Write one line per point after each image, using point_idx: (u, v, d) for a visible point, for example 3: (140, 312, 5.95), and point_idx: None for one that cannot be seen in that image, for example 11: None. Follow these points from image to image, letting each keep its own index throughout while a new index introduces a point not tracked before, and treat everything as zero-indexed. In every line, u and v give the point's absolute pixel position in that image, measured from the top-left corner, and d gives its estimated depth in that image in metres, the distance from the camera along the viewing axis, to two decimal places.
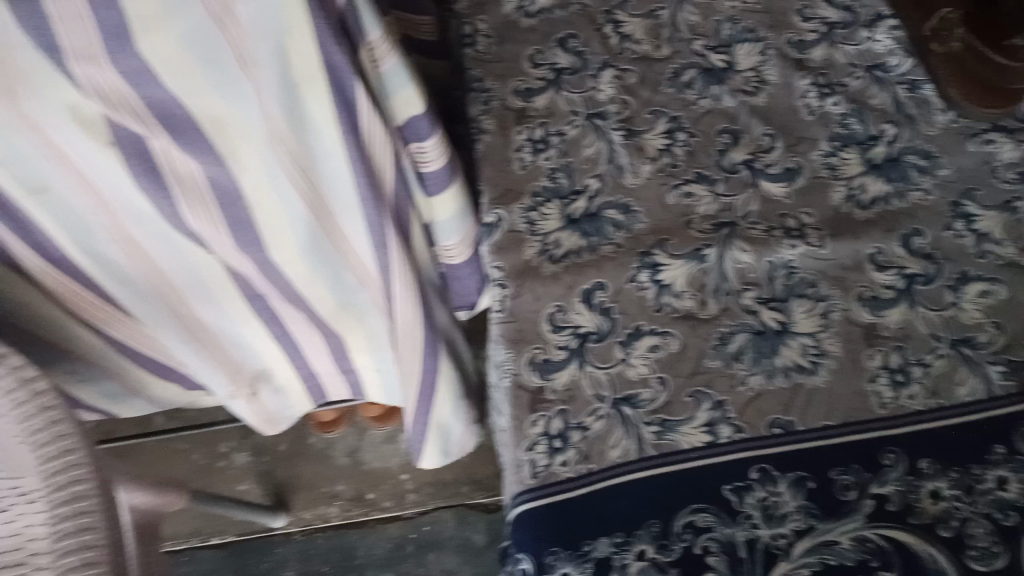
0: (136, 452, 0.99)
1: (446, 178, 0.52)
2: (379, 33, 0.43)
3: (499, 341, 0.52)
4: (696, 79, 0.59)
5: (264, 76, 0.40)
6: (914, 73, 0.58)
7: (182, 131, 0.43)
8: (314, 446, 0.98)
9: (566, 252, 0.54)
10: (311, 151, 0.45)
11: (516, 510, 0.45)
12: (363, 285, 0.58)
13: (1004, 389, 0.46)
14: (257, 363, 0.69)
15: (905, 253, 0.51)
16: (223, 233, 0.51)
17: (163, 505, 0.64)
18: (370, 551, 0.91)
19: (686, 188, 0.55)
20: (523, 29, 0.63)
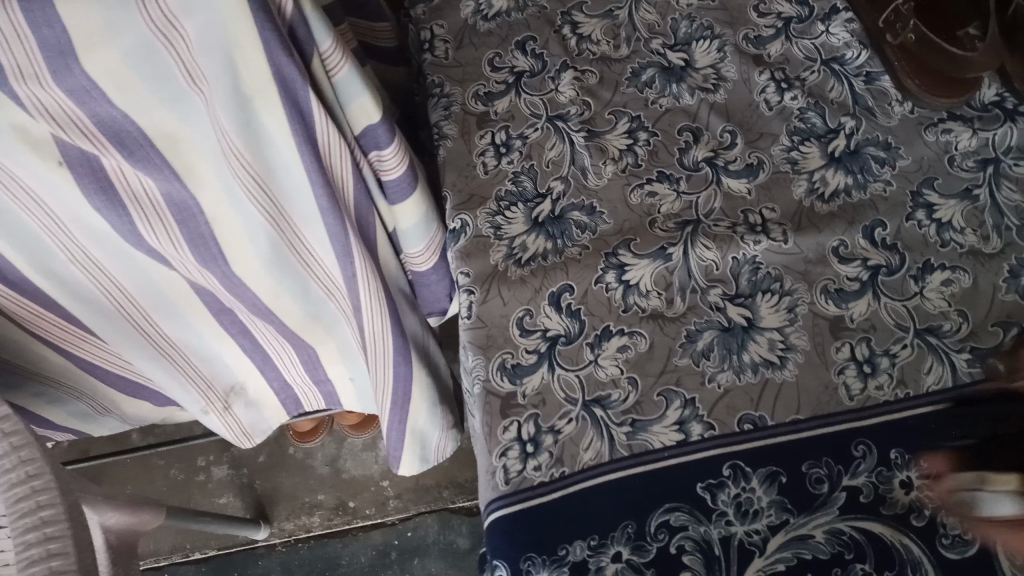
0: (115, 469, 1.00)
1: (409, 185, 0.51)
2: (330, 40, 0.41)
3: (467, 347, 0.51)
4: (655, 78, 0.59)
5: (214, 89, 0.38)
6: (870, 65, 0.58)
7: (134, 148, 0.43)
8: (293, 456, 0.99)
9: (533, 255, 0.53)
10: (267, 163, 0.43)
11: (490, 516, 0.44)
12: (330, 296, 0.57)
13: (971, 376, 0.46)
14: (228, 376, 0.69)
15: (868, 244, 0.51)
16: (183, 248, 0.50)
17: (140, 523, 0.64)
18: (353, 559, 0.93)
19: (650, 187, 0.54)
20: (482, 34, 0.63)
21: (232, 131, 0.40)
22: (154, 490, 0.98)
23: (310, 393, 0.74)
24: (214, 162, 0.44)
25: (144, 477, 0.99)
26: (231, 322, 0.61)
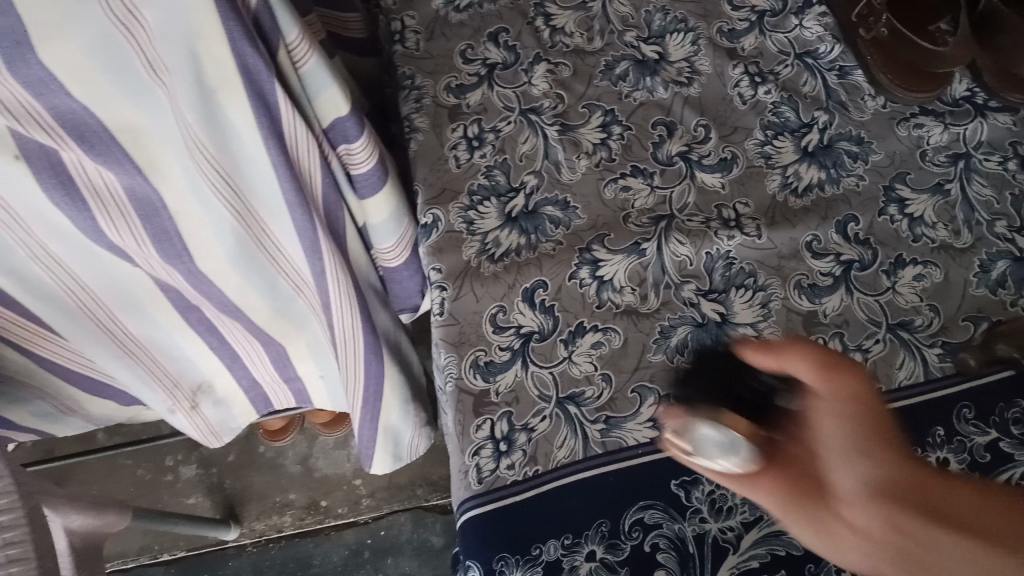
0: (80, 470, 0.98)
1: (379, 179, 0.49)
2: (297, 31, 0.40)
3: (439, 345, 0.49)
4: (629, 71, 0.58)
5: (176, 82, 0.37)
6: (844, 59, 0.58)
7: (93, 141, 0.41)
8: (264, 455, 0.98)
9: (506, 250, 0.52)
10: (233, 158, 0.42)
11: (462, 516, 0.43)
12: (299, 292, 0.56)
13: (942, 371, 0.46)
14: (195, 374, 0.67)
15: (841, 239, 0.51)
16: (146, 244, 0.49)
17: (106, 525, 0.62)
18: (326, 558, 0.93)
19: (623, 182, 0.54)
20: (453, 25, 0.62)
21: (196, 125, 0.39)
22: (120, 491, 0.96)
23: (279, 390, 0.73)
24: (178, 157, 0.43)
25: (110, 478, 0.97)
26: (199, 319, 0.60)
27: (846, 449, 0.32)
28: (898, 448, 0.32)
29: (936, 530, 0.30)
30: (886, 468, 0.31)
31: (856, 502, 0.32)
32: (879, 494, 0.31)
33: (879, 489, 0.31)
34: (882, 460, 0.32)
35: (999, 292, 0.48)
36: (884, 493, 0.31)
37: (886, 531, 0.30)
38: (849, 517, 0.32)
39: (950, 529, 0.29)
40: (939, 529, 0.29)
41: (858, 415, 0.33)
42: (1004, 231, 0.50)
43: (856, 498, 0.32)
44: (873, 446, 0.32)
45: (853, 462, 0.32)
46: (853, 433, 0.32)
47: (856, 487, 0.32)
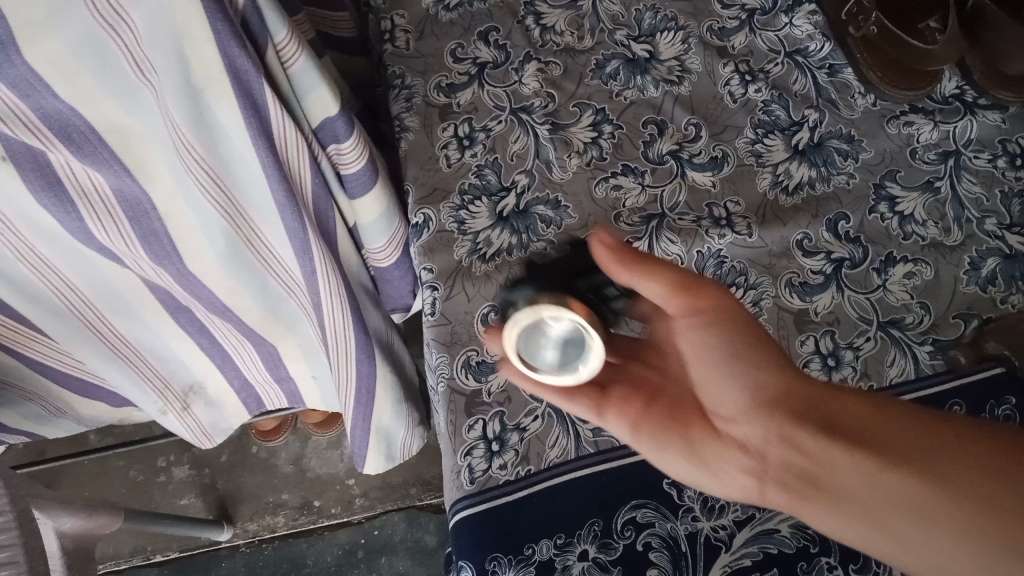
0: (71, 471, 0.97)
1: (369, 179, 0.49)
2: (285, 31, 0.39)
3: (431, 345, 0.49)
4: (620, 69, 0.58)
5: (163, 81, 0.37)
6: (834, 57, 0.58)
7: (81, 143, 0.40)
8: (257, 455, 0.97)
9: (497, 250, 0.52)
10: (222, 158, 0.42)
11: (454, 516, 0.43)
12: (290, 292, 0.55)
13: (933, 368, 0.46)
14: (186, 376, 0.67)
15: (832, 237, 0.51)
16: (135, 244, 0.48)
17: (97, 528, 0.62)
18: (320, 559, 0.93)
19: (614, 181, 0.54)
20: (443, 24, 0.61)
21: (184, 125, 0.38)
22: (112, 492, 0.96)
23: (271, 390, 0.73)
24: (166, 157, 0.42)
25: (102, 480, 0.96)
26: (189, 320, 0.60)
27: (719, 365, 0.41)
28: (777, 359, 0.39)
29: (824, 442, 0.38)
30: (768, 386, 0.39)
31: (736, 417, 0.41)
32: (759, 409, 0.40)
33: (766, 406, 0.40)
34: (762, 371, 0.40)
35: (989, 289, 0.48)
36: (772, 410, 0.39)
37: (768, 441, 0.40)
38: (726, 427, 0.42)
39: (837, 442, 0.38)
40: (827, 443, 0.38)
41: (727, 334, 0.40)
42: (994, 228, 0.50)
43: (737, 414, 0.41)
44: (746, 365, 0.40)
45: (732, 380, 0.41)
46: (723, 350, 0.40)
47: (732, 402, 0.41)
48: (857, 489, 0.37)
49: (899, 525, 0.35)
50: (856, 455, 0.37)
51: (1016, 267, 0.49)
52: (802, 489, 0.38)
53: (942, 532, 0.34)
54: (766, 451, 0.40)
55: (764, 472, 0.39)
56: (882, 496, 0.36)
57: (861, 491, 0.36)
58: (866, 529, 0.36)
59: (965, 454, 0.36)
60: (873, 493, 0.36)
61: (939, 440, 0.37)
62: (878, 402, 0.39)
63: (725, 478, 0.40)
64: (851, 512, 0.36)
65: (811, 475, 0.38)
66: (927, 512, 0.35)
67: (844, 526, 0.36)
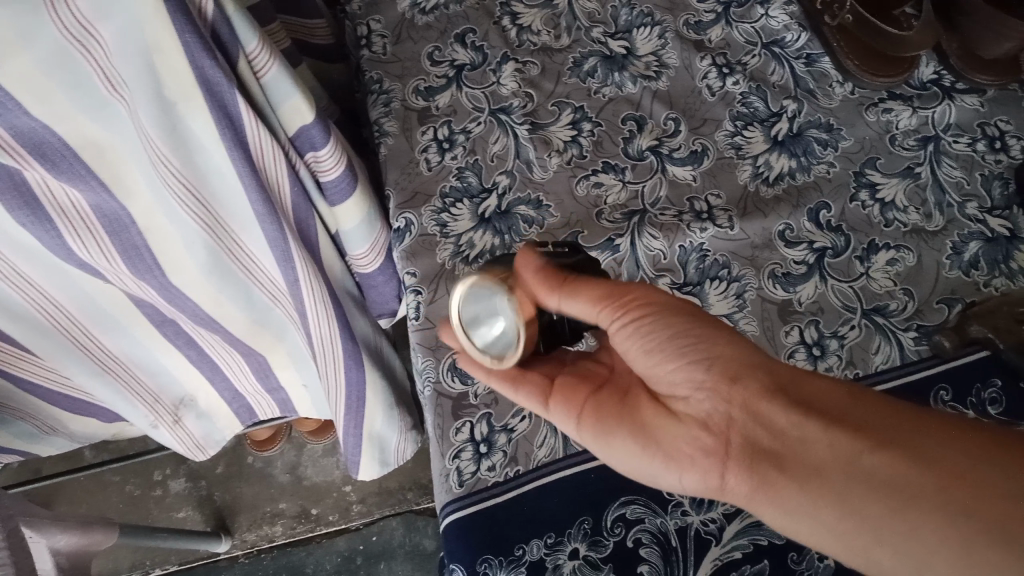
0: (67, 488, 0.97)
1: (348, 185, 0.49)
2: (257, 41, 0.39)
3: (417, 349, 0.49)
4: (597, 67, 0.58)
5: (135, 95, 0.36)
6: (811, 46, 0.58)
7: (57, 160, 0.40)
8: (252, 465, 0.98)
9: (480, 251, 0.52)
10: (198, 169, 0.42)
11: (445, 519, 0.43)
12: (274, 300, 0.55)
13: (918, 354, 0.46)
14: (175, 388, 0.67)
15: (813, 226, 0.51)
16: (116, 258, 0.48)
17: (92, 544, 0.62)
18: (319, 566, 0.93)
19: (595, 178, 0.54)
20: (419, 28, 0.61)
21: (157, 138, 0.38)
22: (109, 507, 0.96)
23: (261, 399, 0.73)
24: (142, 171, 0.42)
25: (98, 495, 0.96)
26: (175, 332, 0.60)
27: (666, 351, 0.37)
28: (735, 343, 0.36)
29: (798, 420, 0.33)
30: (726, 361, 0.35)
31: (695, 395, 0.36)
32: (718, 385, 0.35)
33: (729, 382, 0.35)
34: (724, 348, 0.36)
35: (972, 273, 0.48)
36: (736, 383, 0.35)
37: (731, 418, 0.35)
38: (683, 409, 0.37)
39: (812, 421, 0.33)
40: (803, 421, 0.33)
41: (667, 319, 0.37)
42: (975, 212, 0.50)
43: (694, 396, 0.36)
44: (695, 342, 0.36)
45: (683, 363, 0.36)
46: (670, 338, 0.36)
47: (688, 381, 0.36)
48: (833, 470, 0.32)
49: (878, 515, 0.31)
50: (834, 434, 0.32)
51: (998, 250, 0.49)
52: (769, 470, 0.33)
53: (926, 523, 0.30)
54: (729, 429, 0.35)
55: (727, 453, 0.35)
56: (859, 481, 0.31)
57: (836, 471, 0.32)
58: (840, 514, 0.31)
59: (958, 449, 0.31)
60: (849, 477, 0.31)
61: (926, 431, 0.32)
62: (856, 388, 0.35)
63: (676, 466, 0.37)
64: (822, 491, 0.32)
65: (778, 455, 0.33)
66: (913, 504, 0.30)
67: (813, 511, 0.32)
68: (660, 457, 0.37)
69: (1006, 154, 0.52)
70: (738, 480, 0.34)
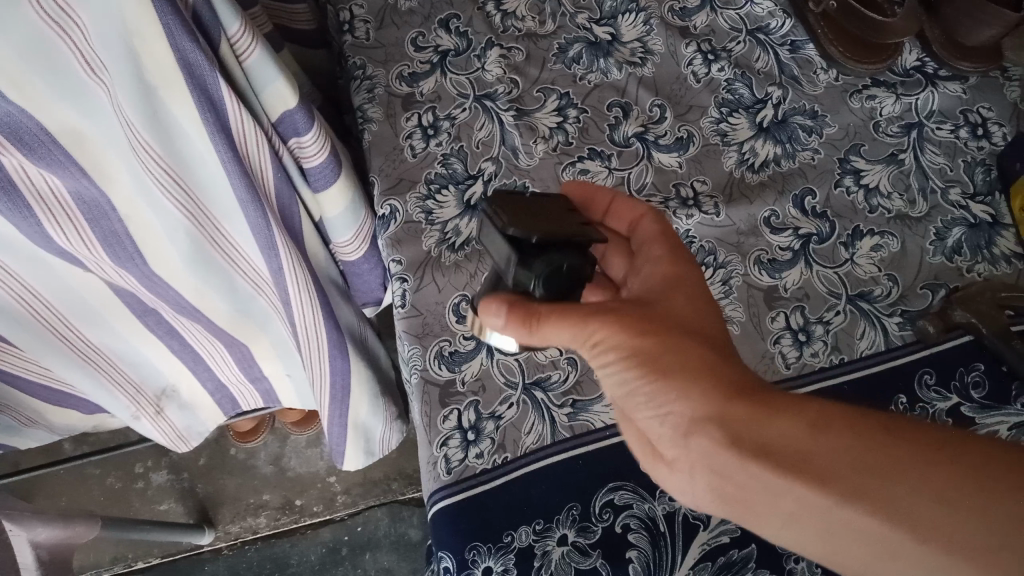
0: (47, 482, 0.97)
1: (332, 172, 0.49)
2: (239, 24, 0.38)
3: (403, 336, 0.48)
4: (583, 53, 0.58)
5: (115, 80, 0.36)
6: (795, 34, 0.58)
7: (34, 146, 0.39)
8: (235, 457, 0.98)
9: (467, 239, 0.51)
10: (180, 156, 0.41)
11: (433, 508, 0.43)
12: (258, 290, 0.55)
13: (902, 339, 0.46)
14: (157, 380, 0.67)
15: (799, 213, 0.51)
16: (96, 247, 0.48)
17: (74, 537, 0.61)
18: (303, 558, 0.93)
19: (581, 165, 0.54)
20: (403, 13, 0.61)
21: (139, 125, 0.38)
22: (90, 500, 0.96)
23: (244, 390, 0.73)
24: (122, 158, 0.41)
25: (79, 489, 0.96)
26: (157, 322, 0.59)
27: (632, 391, 0.35)
28: (692, 384, 0.33)
29: (760, 474, 0.31)
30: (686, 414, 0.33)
31: (663, 434, 0.34)
32: (684, 437, 0.33)
33: (689, 435, 0.33)
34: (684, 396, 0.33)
35: (955, 259, 0.49)
36: (694, 437, 0.33)
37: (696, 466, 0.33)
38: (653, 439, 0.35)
39: (775, 475, 0.31)
40: (765, 474, 0.31)
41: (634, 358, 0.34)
42: (958, 198, 0.51)
43: (666, 437, 0.34)
44: (656, 391, 0.33)
45: (657, 410, 0.34)
46: (631, 383, 0.34)
47: (656, 421, 0.34)
48: (806, 520, 0.30)
49: (861, 557, 0.30)
50: (799, 490, 0.30)
51: (981, 236, 0.49)
52: (741, 514, 0.32)
53: (905, 567, 0.29)
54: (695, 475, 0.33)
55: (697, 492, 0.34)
56: (835, 532, 0.30)
57: (809, 524, 0.30)
58: (819, 554, 0.31)
59: (937, 476, 0.29)
60: (823, 530, 0.30)
61: (901, 463, 0.30)
62: (822, 414, 0.32)
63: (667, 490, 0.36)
64: (797, 537, 0.31)
65: (747, 504, 0.32)
66: (891, 550, 0.29)
67: (794, 549, 0.31)
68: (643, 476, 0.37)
69: (988, 141, 0.53)
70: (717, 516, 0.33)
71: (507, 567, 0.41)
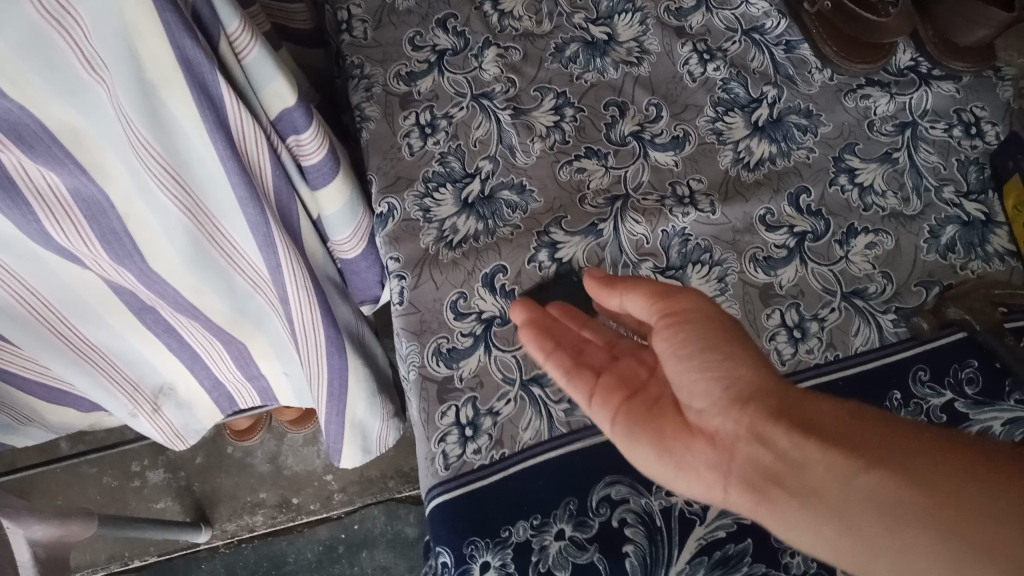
0: (44, 480, 0.98)
1: (331, 170, 0.49)
2: (238, 23, 0.39)
3: (401, 333, 0.49)
4: (579, 52, 0.58)
5: (114, 77, 0.36)
6: (790, 34, 0.59)
7: (33, 143, 0.39)
8: (232, 456, 0.98)
9: (464, 236, 0.51)
10: (179, 155, 0.41)
11: (431, 503, 0.43)
12: (256, 288, 0.55)
13: (896, 336, 0.47)
14: (154, 378, 0.67)
15: (794, 211, 0.51)
16: (94, 244, 0.48)
17: (70, 535, 0.61)
18: (300, 555, 0.94)
19: (578, 163, 0.54)
20: (400, 12, 0.61)
21: (138, 122, 0.38)
22: (87, 498, 0.97)
23: (241, 388, 0.73)
24: (121, 156, 0.42)
25: (74, 487, 0.97)
26: (155, 320, 0.59)
27: (692, 368, 0.38)
28: (750, 359, 0.37)
29: (797, 439, 0.34)
30: (741, 381, 0.36)
31: (710, 411, 0.37)
32: (731, 405, 0.36)
33: (741, 403, 0.36)
34: (737, 362, 0.37)
35: (949, 257, 0.49)
36: (749, 403, 0.36)
37: (738, 436, 0.36)
38: (699, 423, 0.38)
39: (809, 440, 0.34)
40: (802, 441, 0.34)
41: (703, 336, 0.37)
42: (952, 197, 0.51)
43: (713, 410, 0.37)
44: (719, 361, 0.37)
45: (709, 384, 0.37)
46: (690, 358, 0.38)
47: (707, 397, 0.37)
48: (828, 487, 0.33)
49: (871, 532, 0.31)
50: (830, 453, 0.33)
51: (974, 234, 0.50)
52: (769, 485, 0.34)
53: (915, 542, 0.30)
54: (735, 447, 0.36)
55: (731, 471, 0.36)
56: (852, 497, 0.32)
57: (829, 490, 0.33)
58: (835, 528, 0.32)
59: (944, 469, 0.31)
60: (842, 493, 0.32)
61: (919, 448, 0.32)
62: (858, 412, 0.35)
63: (696, 472, 0.37)
64: (819, 506, 0.33)
65: (780, 474, 0.34)
66: (903, 522, 0.31)
67: (812, 524, 0.33)
68: (671, 466, 0.37)
69: (981, 139, 0.53)
70: (744, 498, 0.35)
71: (505, 561, 0.41)
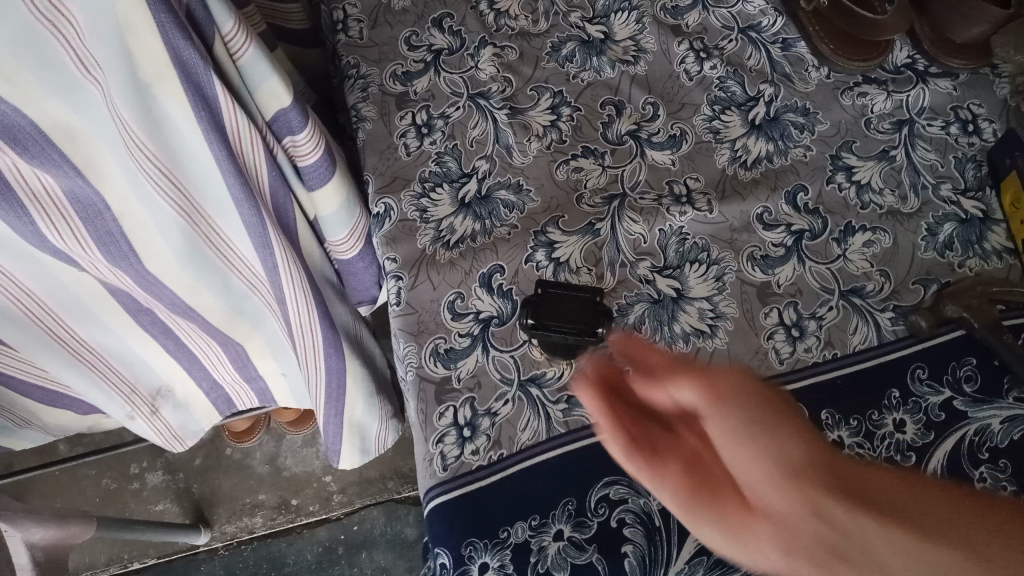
0: (43, 483, 1.00)
1: (327, 169, 0.49)
2: (232, 22, 0.38)
3: (398, 334, 0.48)
4: (576, 51, 0.58)
5: (108, 77, 0.36)
6: (786, 32, 0.59)
7: (28, 145, 0.39)
8: (231, 457, 1.02)
9: (461, 236, 0.51)
10: (174, 155, 0.41)
11: (429, 503, 0.43)
12: (252, 289, 0.55)
13: (894, 334, 0.47)
14: (152, 379, 0.67)
15: (791, 209, 0.51)
16: (90, 245, 0.48)
17: (70, 537, 0.60)
18: (299, 557, 0.98)
19: (575, 163, 0.54)
20: (396, 12, 0.61)
21: (132, 122, 0.38)
22: (87, 501, 0.99)
23: (239, 390, 0.73)
24: (116, 157, 0.42)
25: (73, 489, 1.00)
26: (152, 322, 0.59)
27: (736, 435, 0.32)
28: (797, 427, 0.32)
29: (855, 515, 0.29)
30: (793, 452, 0.31)
31: (758, 485, 0.31)
32: (789, 482, 0.30)
33: (791, 475, 0.30)
34: (784, 435, 0.31)
35: (947, 254, 0.49)
36: (798, 480, 0.30)
37: (794, 511, 0.30)
38: (751, 498, 0.32)
39: (866, 516, 0.29)
40: (861, 518, 0.29)
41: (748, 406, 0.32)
42: (950, 194, 0.51)
43: (759, 483, 0.31)
44: (769, 433, 0.32)
45: (756, 454, 0.31)
46: (738, 428, 0.32)
47: (756, 468, 0.31)
48: (893, 566, 0.27)
49: None
50: (889, 530, 0.28)
51: (972, 231, 0.50)
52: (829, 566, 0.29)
53: None
54: (794, 522, 0.30)
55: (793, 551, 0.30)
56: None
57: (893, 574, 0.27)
58: None
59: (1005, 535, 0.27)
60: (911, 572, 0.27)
61: (979, 516, 0.28)
62: (908, 478, 0.30)
63: (759, 556, 0.31)
64: None
65: (842, 555, 0.29)
66: None
67: None
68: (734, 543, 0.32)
69: (979, 137, 0.53)
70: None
71: (504, 562, 0.41)
